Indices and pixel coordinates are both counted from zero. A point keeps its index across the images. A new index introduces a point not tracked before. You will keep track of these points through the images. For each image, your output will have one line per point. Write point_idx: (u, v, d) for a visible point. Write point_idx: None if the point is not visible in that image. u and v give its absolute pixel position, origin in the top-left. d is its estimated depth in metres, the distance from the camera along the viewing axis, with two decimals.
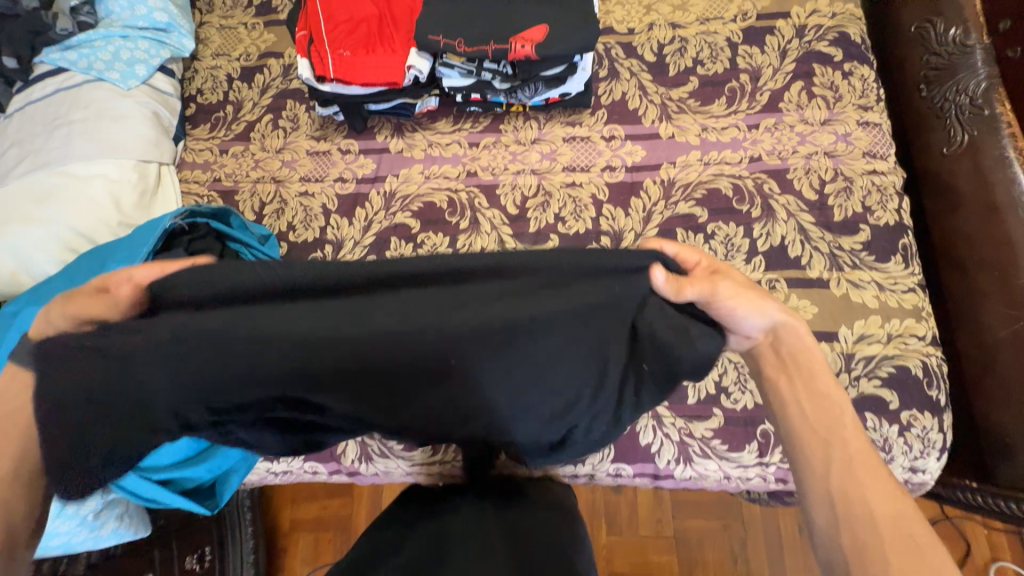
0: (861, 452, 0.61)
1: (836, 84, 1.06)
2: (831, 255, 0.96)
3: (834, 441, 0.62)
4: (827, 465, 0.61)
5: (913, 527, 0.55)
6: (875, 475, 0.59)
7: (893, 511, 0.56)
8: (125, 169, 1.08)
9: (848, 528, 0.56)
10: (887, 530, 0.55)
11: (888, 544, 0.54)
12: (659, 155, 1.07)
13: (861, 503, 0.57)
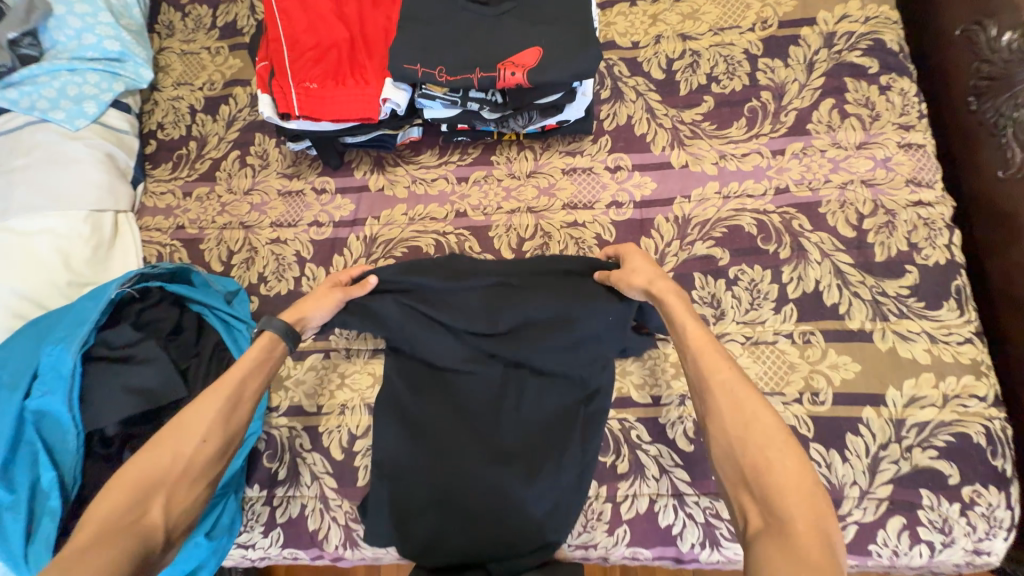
0: (717, 355, 0.61)
1: (872, 100, 0.93)
2: (873, 302, 0.84)
3: (693, 352, 0.62)
4: (695, 375, 0.61)
5: (768, 419, 0.54)
6: (735, 380, 0.58)
7: (747, 408, 0.55)
8: (74, 221, 0.97)
9: (713, 436, 0.56)
10: (746, 431, 0.54)
11: (744, 441, 0.54)
12: (671, 188, 0.95)
13: (719, 412, 0.57)
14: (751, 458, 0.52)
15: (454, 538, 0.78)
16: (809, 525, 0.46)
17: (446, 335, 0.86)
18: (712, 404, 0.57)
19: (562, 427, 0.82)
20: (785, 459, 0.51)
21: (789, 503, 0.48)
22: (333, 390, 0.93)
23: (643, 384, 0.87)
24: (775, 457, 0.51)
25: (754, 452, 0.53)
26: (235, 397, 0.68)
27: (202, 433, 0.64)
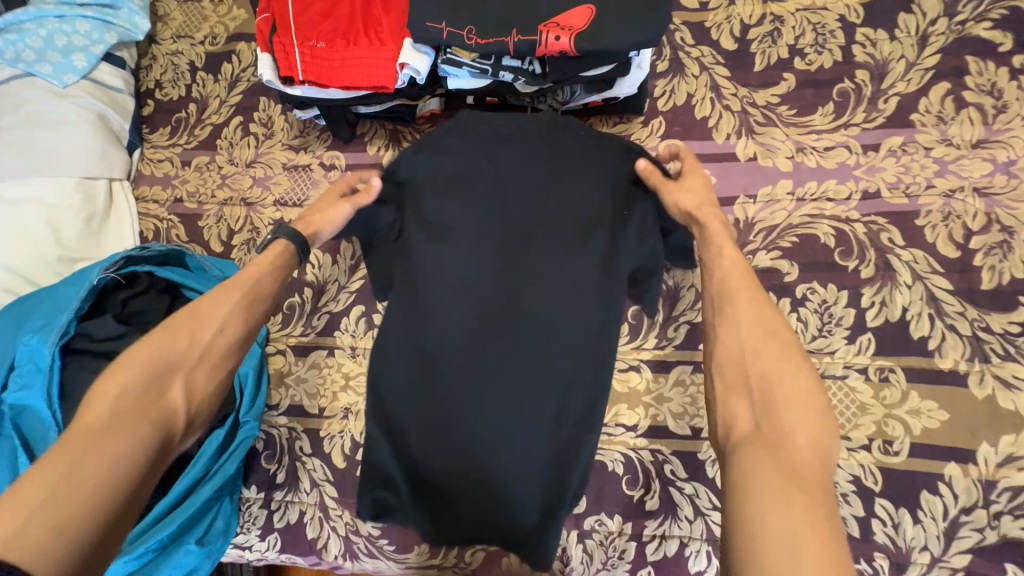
0: (744, 272, 0.58)
1: (1000, 87, 0.75)
2: (973, 339, 0.70)
3: (721, 265, 0.59)
4: (718, 287, 0.58)
5: (786, 338, 0.52)
6: (759, 295, 0.55)
7: (768, 323, 0.53)
8: (63, 189, 0.89)
9: (722, 343, 0.54)
10: (760, 345, 0.52)
11: (756, 353, 0.52)
12: (734, 185, 0.80)
13: (737, 320, 0.54)
14: (762, 369, 0.50)
15: (461, 504, 0.73)
16: (809, 443, 0.45)
17: (461, 261, 0.75)
18: (730, 314, 0.55)
19: (584, 376, 0.71)
20: (798, 377, 0.49)
21: (793, 415, 0.47)
22: (336, 391, 0.85)
23: (681, 413, 0.76)
24: (789, 374, 0.49)
25: (764, 364, 0.51)
26: (252, 295, 0.65)
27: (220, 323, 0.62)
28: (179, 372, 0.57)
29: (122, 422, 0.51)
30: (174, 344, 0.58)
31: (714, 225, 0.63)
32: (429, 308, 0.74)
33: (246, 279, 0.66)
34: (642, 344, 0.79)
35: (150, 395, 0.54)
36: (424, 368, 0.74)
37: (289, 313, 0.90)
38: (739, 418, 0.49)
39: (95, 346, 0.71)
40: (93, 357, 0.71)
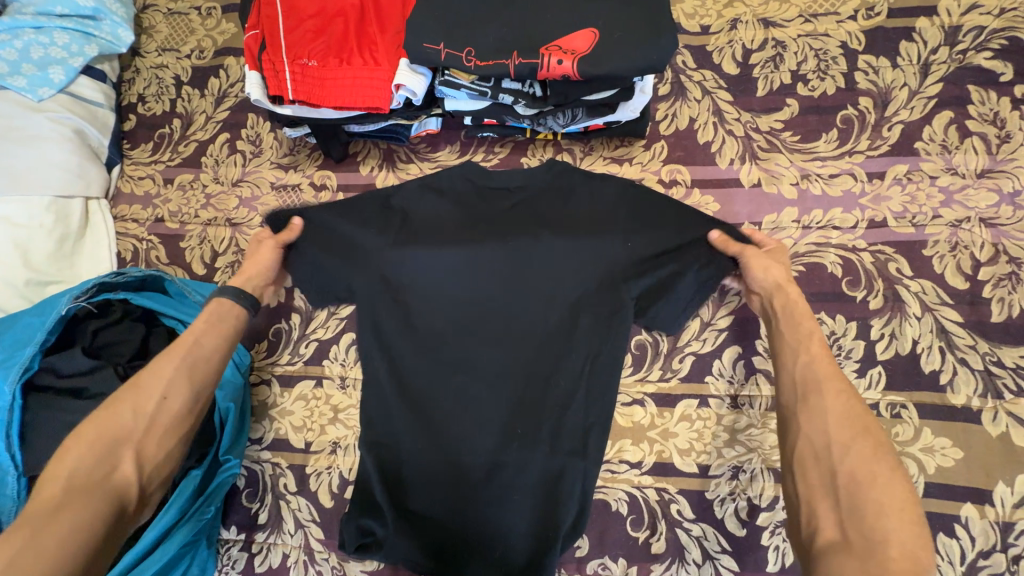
0: (829, 360, 0.54)
1: (1002, 117, 0.74)
2: (985, 373, 0.68)
3: (808, 351, 0.54)
4: (799, 375, 0.53)
5: (881, 441, 0.48)
6: (849, 388, 0.51)
7: (861, 423, 0.49)
8: (34, 209, 0.84)
9: (805, 435, 0.50)
10: (852, 448, 0.47)
11: (845, 448, 0.47)
12: (738, 211, 0.78)
13: (824, 415, 0.50)
14: (850, 468, 0.46)
15: (451, 536, 0.71)
16: (901, 550, 0.42)
17: (458, 283, 0.76)
18: (816, 406, 0.50)
19: (579, 400, 0.72)
20: (893, 488, 0.45)
21: (887, 527, 0.43)
22: (324, 425, 0.80)
23: (688, 450, 0.73)
24: (882, 481, 0.45)
25: (855, 463, 0.46)
26: (193, 360, 0.58)
27: (162, 391, 0.56)
28: (129, 445, 0.53)
29: (68, 503, 0.48)
30: (118, 423, 0.54)
31: (801, 312, 0.59)
32: (426, 330, 0.75)
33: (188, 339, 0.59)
34: (646, 376, 0.75)
35: (98, 475, 0.51)
36: (419, 390, 0.73)
37: (275, 340, 0.85)
38: (823, 526, 0.45)
39: (61, 381, 0.65)
40: (57, 394, 0.65)
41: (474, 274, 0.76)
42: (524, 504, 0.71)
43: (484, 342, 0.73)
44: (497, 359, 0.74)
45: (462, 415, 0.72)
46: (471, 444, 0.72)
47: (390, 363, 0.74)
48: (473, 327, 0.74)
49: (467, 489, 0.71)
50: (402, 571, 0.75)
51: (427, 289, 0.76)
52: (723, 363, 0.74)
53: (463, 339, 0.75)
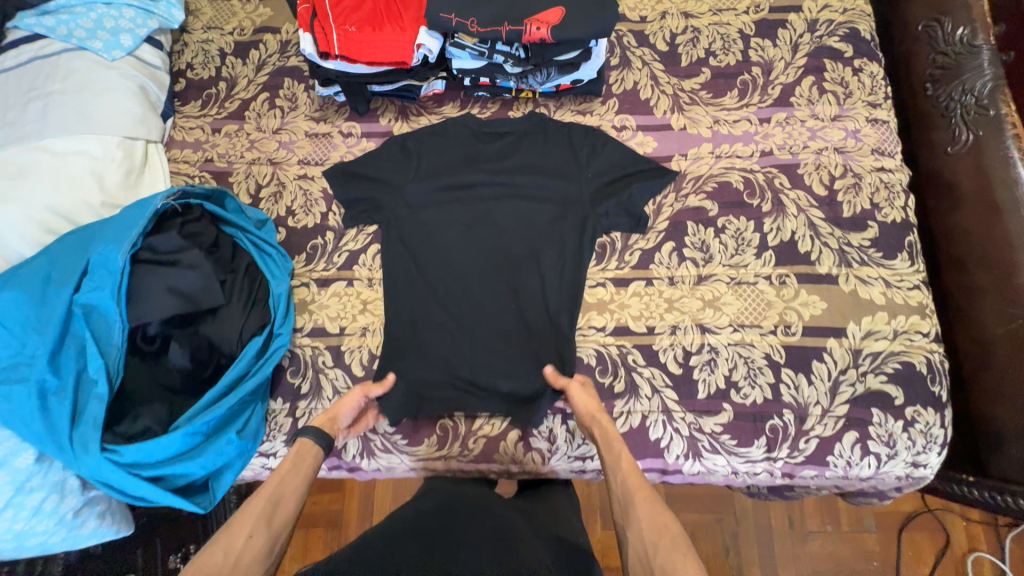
0: (639, 478, 0.77)
1: (846, 80, 1.06)
2: (840, 251, 0.97)
3: (622, 475, 0.78)
4: (621, 493, 0.76)
5: (676, 534, 0.69)
6: (650, 497, 0.74)
7: (660, 523, 0.70)
8: (109, 147, 1.01)
9: (631, 543, 0.71)
10: (659, 549, 0.68)
11: (655, 547, 0.69)
12: (670, 147, 1.06)
13: (637, 524, 0.72)
14: (660, 562, 0.67)
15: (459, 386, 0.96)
16: None
17: (461, 202, 1.04)
18: (632, 520, 0.72)
19: (554, 285, 0.99)
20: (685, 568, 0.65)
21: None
22: (355, 314, 1.00)
23: (639, 316, 0.97)
24: (680, 567, 0.65)
25: (662, 557, 0.67)
26: (276, 496, 0.77)
27: (248, 531, 0.71)
28: None
29: None
30: (212, 560, 0.66)
31: (610, 438, 0.83)
32: (441, 239, 1.02)
33: (275, 479, 0.78)
34: (607, 266, 1.00)
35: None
36: (437, 285, 1.00)
37: (311, 253, 1.04)
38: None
39: (158, 257, 0.85)
40: (154, 266, 0.84)
41: (476, 204, 1.04)
42: (516, 361, 0.96)
43: (481, 245, 1.02)
44: (495, 263, 1.01)
45: (467, 296, 0.99)
46: (474, 316, 0.98)
47: (412, 258, 1.02)
48: (478, 241, 1.02)
49: (471, 350, 0.96)
50: (423, 423, 0.96)
51: (439, 206, 1.04)
52: (662, 254, 1.00)
53: (466, 242, 1.02)
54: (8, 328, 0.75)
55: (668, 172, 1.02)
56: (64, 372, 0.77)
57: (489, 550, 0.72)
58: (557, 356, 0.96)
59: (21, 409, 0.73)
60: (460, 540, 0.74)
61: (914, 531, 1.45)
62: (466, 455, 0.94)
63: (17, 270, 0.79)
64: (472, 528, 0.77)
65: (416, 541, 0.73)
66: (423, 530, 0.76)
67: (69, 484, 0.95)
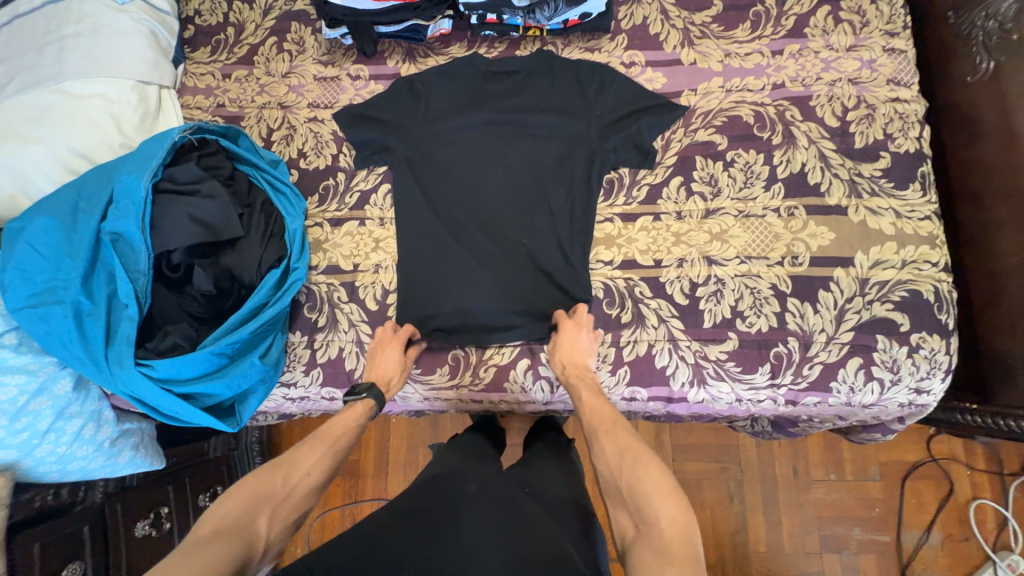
0: (601, 413, 0.79)
1: (864, 8, 1.03)
2: (851, 181, 0.96)
3: (585, 413, 0.80)
4: (586, 429, 0.79)
5: (637, 450, 0.70)
6: (613, 427, 0.76)
7: (622, 446, 0.72)
8: (124, 89, 1.02)
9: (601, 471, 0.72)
10: (623, 467, 0.69)
11: (620, 467, 0.70)
12: (680, 82, 1.04)
13: (602, 455, 0.73)
14: (626, 479, 0.67)
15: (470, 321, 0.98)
16: (670, 521, 0.60)
17: (470, 142, 1.04)
18: (597, 450, 0.74)
19: (564, 222, 0.99)
20: (650, 478, 0.66)
21: (655, 506, 0.62)
22: (368, 252, 1.02)
23: (647, 250, 0.98)
24: (645, 476, 0.66)
25: (627, 475, 0.68)
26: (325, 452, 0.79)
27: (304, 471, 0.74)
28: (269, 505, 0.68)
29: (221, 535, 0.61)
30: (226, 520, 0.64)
31: (575, 381, 0.86)
32: (450, 179, 1.03)
33: (335, 432, 0.81)
34: (614, 202, 1.00)
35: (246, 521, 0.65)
36: (447, 225, 1.01)
37: (324, 194, 1.06)
38: (625, 526, 0.65)
39: (177, 188, 0.89)
40: (174, 196, 0.88)
41: (485, 144, 1.04)
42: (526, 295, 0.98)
43: (490, 185, 1.02)
44: (506, 202, 1.01)
45: (477, 235, 1.00)
46: (484, 253, 1.00)
47: (422, 198, 1.03)
48: (488, 182, 1.02)
49: (481, 287, 0.98)
50: (437, 354, 0.99)
51: (447, 145, 1.04)
52: (670, 189, 1.00)
53: (475, 182, 1.03)
54: (42, 253, 0.80)
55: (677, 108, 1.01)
56: (96, 296, 0.82)
57: (502, 540, 0.65)
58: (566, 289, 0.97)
59: (59, 328, 0.78)
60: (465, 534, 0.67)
61: (919, 479, 1.47)
62: (478, 384, 0.98)
63: (48, 200, 0.84)
64: (479, 516, 0.70)
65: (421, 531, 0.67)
66: (428, 514, 0.71)
67: (104, 415, 1.00)
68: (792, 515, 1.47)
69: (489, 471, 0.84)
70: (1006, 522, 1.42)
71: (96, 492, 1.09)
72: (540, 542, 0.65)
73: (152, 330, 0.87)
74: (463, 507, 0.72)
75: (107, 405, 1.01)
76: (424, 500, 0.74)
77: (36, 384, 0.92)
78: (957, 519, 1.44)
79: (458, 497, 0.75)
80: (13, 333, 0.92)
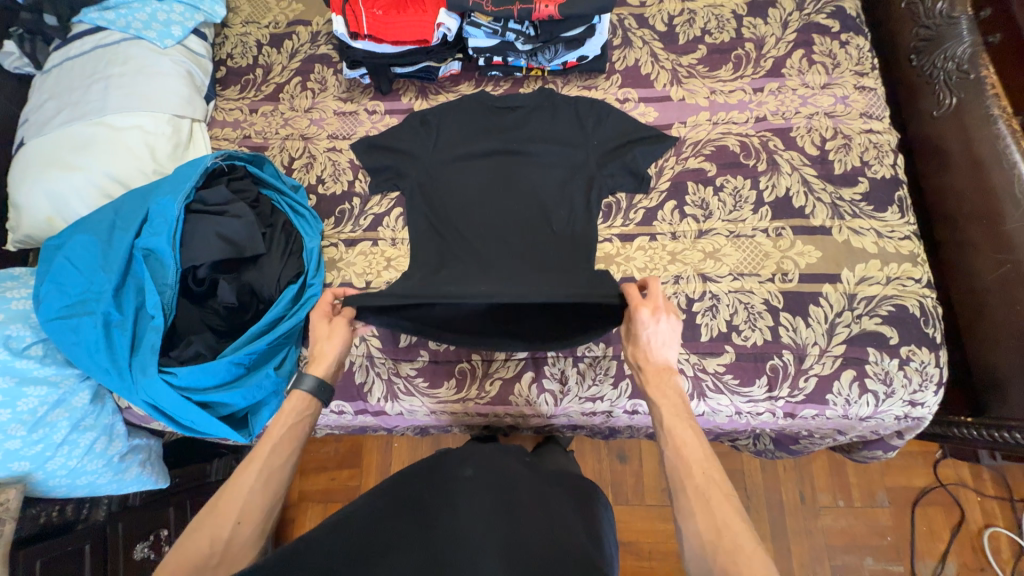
0: (700, 462, 0.71)
1: (834, 52, 1.14)
2: (833, 205, 1.03)
3: (673, 453, 0.73)
4: (674, 476, 0.72)
5: (736, 535, 0.64)
6: (705, 489, 0.69)
7: (721, 519, 0.66)
8: (160, 122, 1.12)
9: (688, 532, 0.67)
10: (717, 552, 0.64)
11: (714, 544, 0.64)
12: (670, 116, 1.14)
13: (692, 521, 0.67)
14: (721, 561, 0.63)
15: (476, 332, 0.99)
16: None
17: (479, 167, 1.12)
18: (685, 506, 0.68)
19: (568, 242, 1.05)
20: (750, 569, 0.61)
21: None
22: (380, 270, 1.08)
23: (644, 267, 1.03)
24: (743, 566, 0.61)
25: (722, 557, 0.63)
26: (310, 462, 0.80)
27: None
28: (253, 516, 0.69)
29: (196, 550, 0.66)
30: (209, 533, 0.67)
31: (667, 407, 0.77)
32: (459, 201, 1.09)
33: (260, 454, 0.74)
34: (612, 223, 1.07)
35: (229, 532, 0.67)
36: (455, 242, 1.06)
37: (340, 217, 1.12)
38: None
39: (207, 209, 0.96)
40: (204, 216, 0.95)
41: (492, 170, 1.11)
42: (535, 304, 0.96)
43: (496, 206, 1.09)
44: (510, 224, 1.07)
45: (485, 251, 1.04)
46: (492, 267, 1.02)
47: (433, 218, 1.08)
48: (493, 204, 1.09)
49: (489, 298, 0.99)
50: (443, 366, 1.02)
51: (457, 171, 1.11)
52: (664, 212, 1.07)
53: (483, 203, 1.09)
54: (77, 267, 0.86)
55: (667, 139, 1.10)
56: (124, 307, 0.87)
57: (501, 532, 0.68)
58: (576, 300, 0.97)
59: (89, 337, 0.83)
60: (459, 526, 0.68)
61: (928, 504, 1.45)
62: (483, 397, 1.01)
63: (86, 218, 0.92)
64: (474, 504, 0.73)
65: (413, 525, 0.68)
66: (416, 504, 0.72)
67: (117, 429, 1.02)
68: (801, 542, 1.45)
69: (487, 455, 0.86)
70: (1020, 550, 1.39)
71: (100, 510, 1.11)
72: (541, 541, 0.68)
73: (174, 341, 0.91)
74: (456, 500, 0.73)
75: (120, 420, 1.04)
76: (415, 489, 0.76)
77: (56, 396, 0.94)
78: (970, 547, 1.41)
79: (451, 489, 0.76)
80: (40, 345, 0.95)
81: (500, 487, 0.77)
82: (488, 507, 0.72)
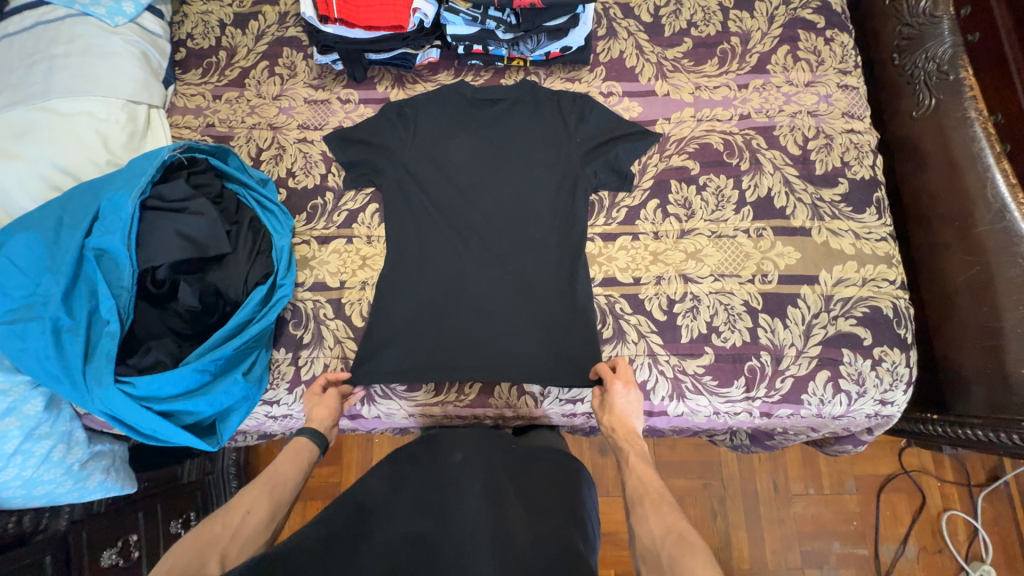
0: (651, 479, 0.78)
1: (819, 49, 1.13)
2: (813, 205, 1.03)
3: (632, 476, 0.79)
4: (631, 491, 0.77)
5: (685, 531, 0.69)
6: (658, 499, 0.74)
7: (669, 518, 0.71)
8: (113, 108, 1.04)
9: (641, 537, 0.71)
10: (667, 542, 0.68)
11: (662, 540, 0.69)
12: (655, 111, 1.11)
13: (646, 521, 0.72)
14: (669, 551, 0.67)
15: (455, 340, 0.98)
16: None
17: (458, 162, 1.07)
18: (640, 513, 0.73)
19: (548, 247, 1.03)
20: (694, 556, 0.64)
21: None
22: (355, 269, 1.03)
23: (626, 268, 1.02)
24: (688, 557, 0.65)
25: (671, 548, 0.67)
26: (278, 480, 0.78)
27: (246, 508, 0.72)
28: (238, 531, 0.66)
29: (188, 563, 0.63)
30: (202, 546, 0.66)
31: (623, 436, 0.85)
32: (435, 199, 1.05)
33: (266, 483, 0.76)
34: (594, 222, 1.05)
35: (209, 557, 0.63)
36: (433, 243, 1.03)
37: (312, 212, 1.07)
38: None
39: (165, 205, 0.90)
40: (163, 213, 0.89)
41: (472, 167, 1.07)
42: (523, 323, 0.98)
43: (476, 205, 1.05)
44: (492, 229, 1.03)
45: (461, 256, 1.02)
46: (470, 275, 1.01)
47: (411, 216, 1.04)
48: (474, 206, 1.05)
49: (468, 305, 0.99)
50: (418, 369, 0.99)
51: (436, 165, 1.07)
52: (647, 211, 1.05)
53: (463, 202, 1.05)
54: (21, 268, 0.79)
55: (651, 137, 1.07)
56: (76, 313, 0.81)
57: (490, 525, 0.69)
58: (561, 316, 0.99)
59: (36, 345, 0.77)
60: (459, 526, 0.70)
61: (892, 490, 1.52)
62: (462, 400, 0.99)
63: (29, 214, 0.85)
64: (467, 496, 0.74)
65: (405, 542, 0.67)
66: (397, 521, 0.71)
67: (75, 436, 0.96)
68: (773, 529, 1.50)
69: (477, 437, 0.88)
70: (974, 533, 1.47)
71: (61, 519, 1.04)
72: (524, 535, 0.69)
73: (132, 347, 0.86)
74: (456, 497, 0.74)
75: (79, 426, 0.97)
76: (422, 491, 0.76)
77: (6, 404, 0.88)
78: (929, 529, 1.48)
79: (447, 479, 0.78)
80: None
81: (489, 473, 0.79)
82: (480, 495, 0.74)
